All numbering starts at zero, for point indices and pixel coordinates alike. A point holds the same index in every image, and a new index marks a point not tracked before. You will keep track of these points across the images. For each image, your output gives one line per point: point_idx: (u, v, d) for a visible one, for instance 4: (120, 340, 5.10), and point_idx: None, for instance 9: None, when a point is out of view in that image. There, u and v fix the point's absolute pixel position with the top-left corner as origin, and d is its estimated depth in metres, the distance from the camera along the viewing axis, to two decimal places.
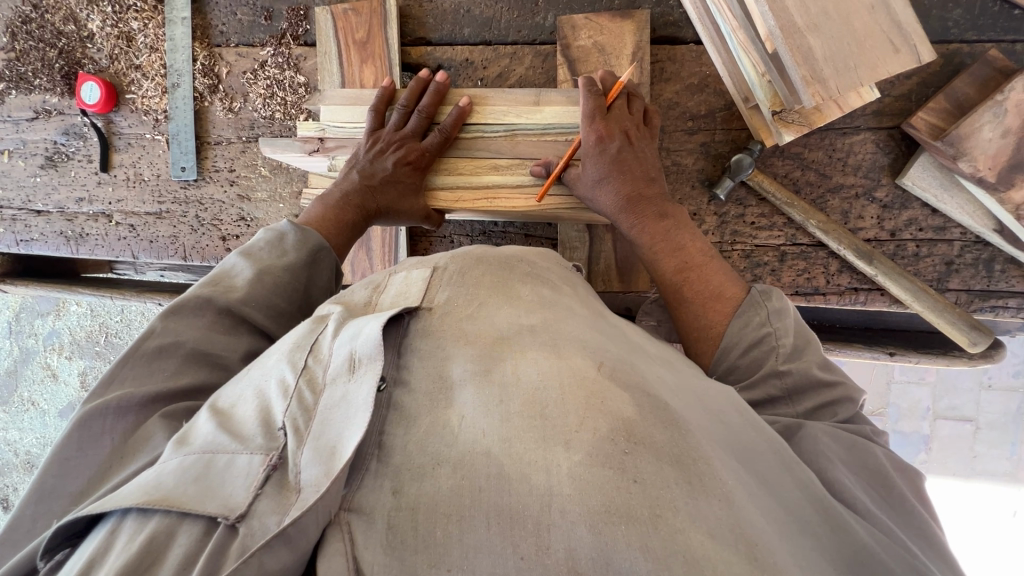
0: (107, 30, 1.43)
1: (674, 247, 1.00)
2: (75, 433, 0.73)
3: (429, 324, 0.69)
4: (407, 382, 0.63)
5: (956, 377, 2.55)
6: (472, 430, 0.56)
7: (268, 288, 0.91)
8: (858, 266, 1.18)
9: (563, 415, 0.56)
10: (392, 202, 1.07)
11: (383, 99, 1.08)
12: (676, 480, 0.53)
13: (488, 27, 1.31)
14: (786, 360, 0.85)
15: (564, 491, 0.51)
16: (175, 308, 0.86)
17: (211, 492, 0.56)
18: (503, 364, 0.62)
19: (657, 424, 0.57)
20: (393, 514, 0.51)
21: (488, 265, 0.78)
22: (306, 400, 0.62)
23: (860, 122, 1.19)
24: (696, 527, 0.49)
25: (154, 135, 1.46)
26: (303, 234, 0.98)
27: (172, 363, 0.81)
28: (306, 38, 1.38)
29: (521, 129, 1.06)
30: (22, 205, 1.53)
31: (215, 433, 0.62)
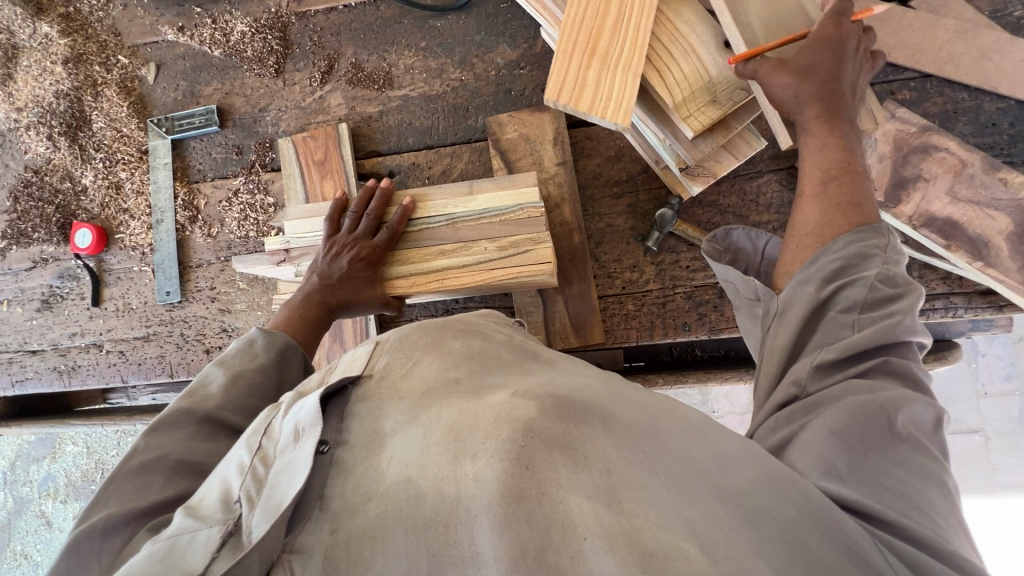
0: (98, 182, 1.62)
1: (834, 149, 1.00)
2: (64, 559, 0.74)
3: (368, 390, 0.78)
4: (347, 441, 0.70)
5: (951, 389, 2.55)
6: (397, 465, 0.63)
7: (242, 389, 0.95)
8: None
9: (474, 432, 0.63)
10: (351, 295, 1.17)
11: (337, 208, 1.23)
12: (563, 462, 0.60)
13: (429, 134, 1.51)
14: (884, 283, 0.86)
15: (469, 492, 0.58)
16: (157, 425, 0.88)
17: (175, 566, 0.59)
18: (428, 406, 0.71)
19: (554, 418, 0.64)
20: (329, 548, 0.58)
21: (426, 330, 0.88)
22: (259, 471, 0.68)
23: (761, 166, 1.34)
24: (575, 496, 0.58)
25: (141, 267, 1.60)
26: (271, 337, 1.05)
27: (159, 477, 0.81)
28: (273, 165, 1.57)
29: (459, 216, 1.19)
30: (18, 347, 1.63)
31: (180, 522, 0.66)
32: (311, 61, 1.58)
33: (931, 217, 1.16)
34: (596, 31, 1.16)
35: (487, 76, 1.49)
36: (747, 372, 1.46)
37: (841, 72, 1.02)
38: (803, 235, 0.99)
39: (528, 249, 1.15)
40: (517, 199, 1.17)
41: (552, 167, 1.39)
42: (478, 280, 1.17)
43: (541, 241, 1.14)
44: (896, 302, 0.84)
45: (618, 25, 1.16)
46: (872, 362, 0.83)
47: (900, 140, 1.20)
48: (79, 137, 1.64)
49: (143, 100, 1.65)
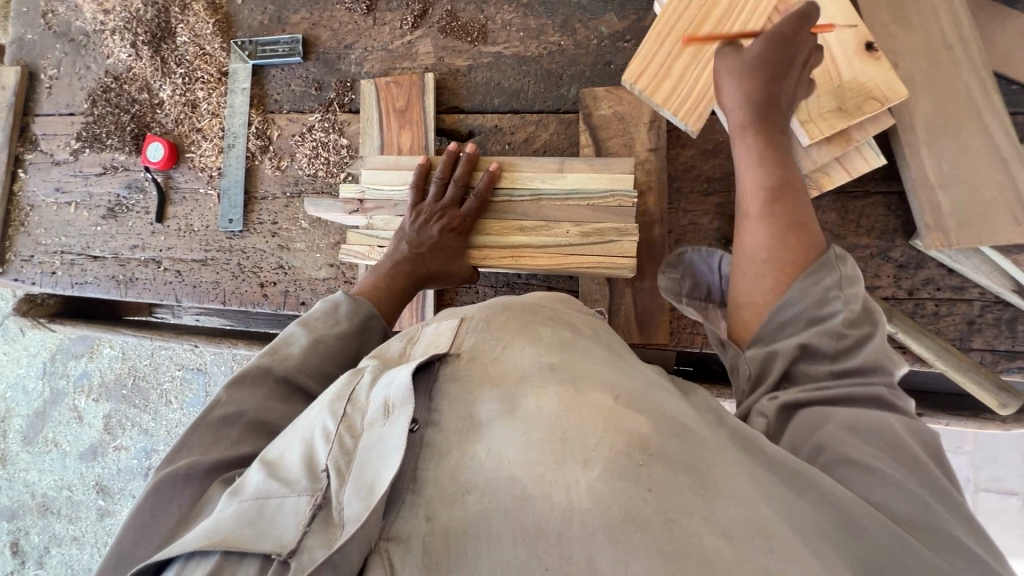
0: (175, 98, 1.61)
1: (776, 164, 0.98)
2: (149, 499, 0.71)
3: (456, 369, 0.72)
4: (438, 422, 0.66)
5: (996, 445, 2.43)
6: (497, 459, 0.60)
7: (322, 356, 0.89)
8: (876, 323, 1.19)
9: (583, 434, 0.60)
10: (441, 266, 1.11)
11: (421, 174, 1.16)
12: (687, 486, 0.58)
13: (516, 98, 1.44)
14: (848, 325, 0.81)
15: (585, 504, 0.54)
16: (238, 377, 0.84)
17: (264, 532, 0.59)
18: (526, 395, 0.66)
19: (670, 438, 0.62)
20: (427, 539, 0.55)
21: (514, 311, 0.82)
22: (346, 443, 0.66)
23: (871, 186, 1.23)
24: (709, 530, 0.54)
25: (207, 190, 1.59)
26: (355, 303, 0.98)
27: (235, 431, 0.78)
28: (351, 106, 1.53)
29: (544, 194, 1.13)
30: (81, 250, 1.66)
31: (265, 482, 0.65)
32: (404, 2, 1.51)
33: None
34: (703, 16, 1.07)
35: (588, 45, 1.40)
36: None
37: (778, 94, 0.97)
38: (758, 265, 0.95)
39: (612, 240, 1.09)
40: (610, 183, 1.10)
41: (643, 152, 1.31)
42: (562, 265, 1.11)
43: (627, 234, 1.08)
44: (863, 342, 0.81)
45: (726, 14, 1.07)
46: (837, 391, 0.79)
47: None
48: (162, 49, 1.61)
49: (229, 19, 1.61)
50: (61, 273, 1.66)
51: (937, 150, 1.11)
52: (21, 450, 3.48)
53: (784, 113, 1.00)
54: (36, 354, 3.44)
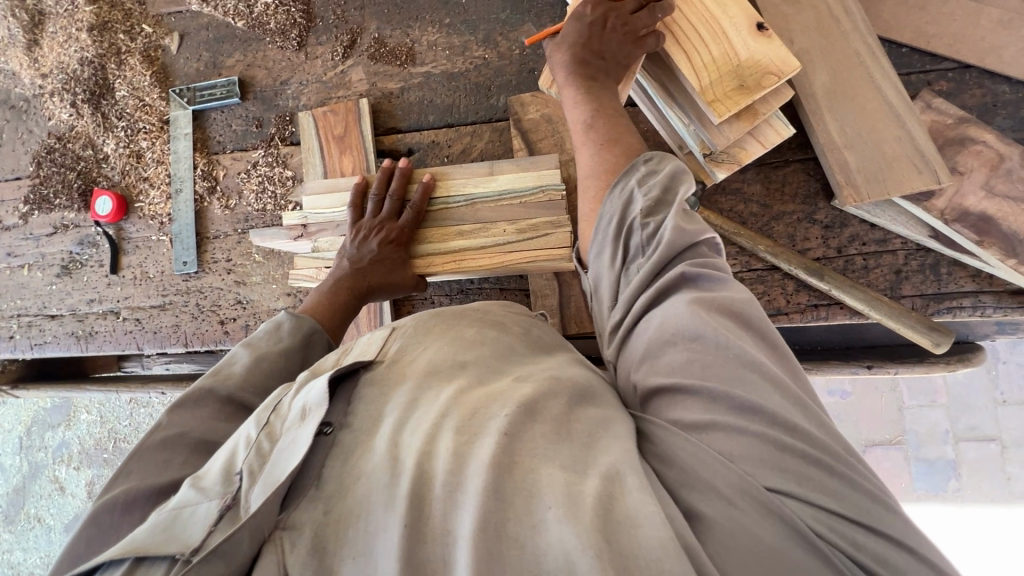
0: (119, 150, 1.63)
1: (596, 103, 1.05)
2: (85, 532, 0.72)
3: (376, 374, 0.78)
4: (350, 424, 0.72)
5: (967, 395, 2.50)
6: (391, 446, 0.66)
7: (265, 372, 0.92)
8: (812, 284, 1.24)
9: (466, 409, 0.67)
10: (382, 278, 1.14)
11: (359, 192, 1.20)
12: (549, 437, 0.64)
13: (450, 113, 1.49)
14: (649, 215, 0.82)
15: (450, 463, 0.61)
16: (181, 401, 0.86)
17: (175, 537, 0.62)
18: (432, 385, 0.73)
19: (550, 399, 0.68)
20: (320, 527, 0.60)
21: (444, 316, 0.87)
22: (263, 447, 0.70)
23: (789, 155, 1.30)
24: (550, 466, 0.61)
25: (159, 236, 1.60)
26: (298, 321, 1.00)
27: (179, 455, 0.80)
28: (292, 138, 1.57)
29: (479, 197, 1.17)
30: (38, 311, 1.65)
31: (184, 490, 0.68)
32: (333, 35, 1.57)
33: (964, 212, 1.12)
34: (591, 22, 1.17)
35: (511, 55, 1.47)
36: None
37: (594, 50, 1.07)
38: (584, 182, 0.99)
39: (547, 233, 1.13)
40: (538, 181, 1.15)
41: (573, 149, 1.37)
42: (499, 262, 1.15)
43: (560, 226, 1.13)
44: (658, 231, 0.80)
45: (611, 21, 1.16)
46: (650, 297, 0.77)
47: (936, 131, 1.17)
48: (102, 105, 1.64)
49: (166, 69, 1.65)
50: (19, 336, 1.65)
51: (839, 114, 1.18)
52: (2, 531, 3.37)
53: (597, 66, 1.08)
54: (11, 429, 3.35)
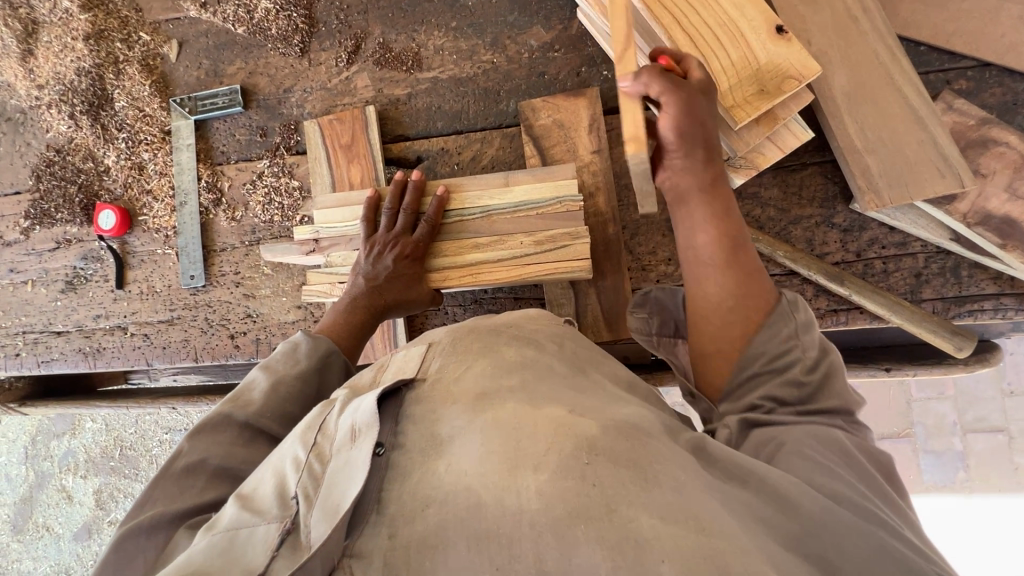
0: (121, 163, 1.60)
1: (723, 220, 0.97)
2: (111, 556, 0.70)
3: (421, 392, 0.76)
4: (403, 445, 0.68)
5: (975, 386, 2.50)
6: (454, 471, 0.62)
7: (282, 398, 0.89)
8: (831, 288, 1.23)
9: (535, 443, 0.62)
10: (399, 294, 1.12)
11: (371, 207, 1.18)
12: (631, 478, 0.60)
13: (459, 119, 1.47)
14: (809, 371, 0.83)
15: (533, 507, 0.57)
16: (198, 427, 0.84)
17: (234, 562, 0.60)
18: (486, 408, 0.69)
19: (619, 436, 0.64)
20: (388, 554, 0.56)
21: (478, 334, 0.86)
22: (315, 469, 0.68)
23: (806, 158, 1.28)
24: (647, 514, 0.57)
25: (165, 250, 1.58)
26: (315, 342, 0.98)
27: (201, 479, 0.78)
28: (298, 148, 1.54)
29: (494, 209, 1.15)
30: (43, 328, 1.63)
31: (238, 513, 0.67)
32: (337, 41, 1.53)
33: (987, 215, 1.11)
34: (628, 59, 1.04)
35: (520, 59, 1.44)
36: None
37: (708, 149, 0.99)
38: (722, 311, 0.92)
39: (566, 244, 1.11)
40: (556, 190, 1.13)
41: (586, 155, 1.35)
42: (517, 275, 1.13)
43: (579, 237, 1.11)
44: (827, 383, 0.82)
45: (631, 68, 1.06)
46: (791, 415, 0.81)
47: (958, 133, 1.15)
48: (102, 116, 1.61)
49: (166, 78, 1.62)
50: (25, 354, 1.63)
51: (859, 117, 1.16)
52: (11, 541, 3.36)
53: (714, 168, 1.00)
54: (15, 440, 3.34)
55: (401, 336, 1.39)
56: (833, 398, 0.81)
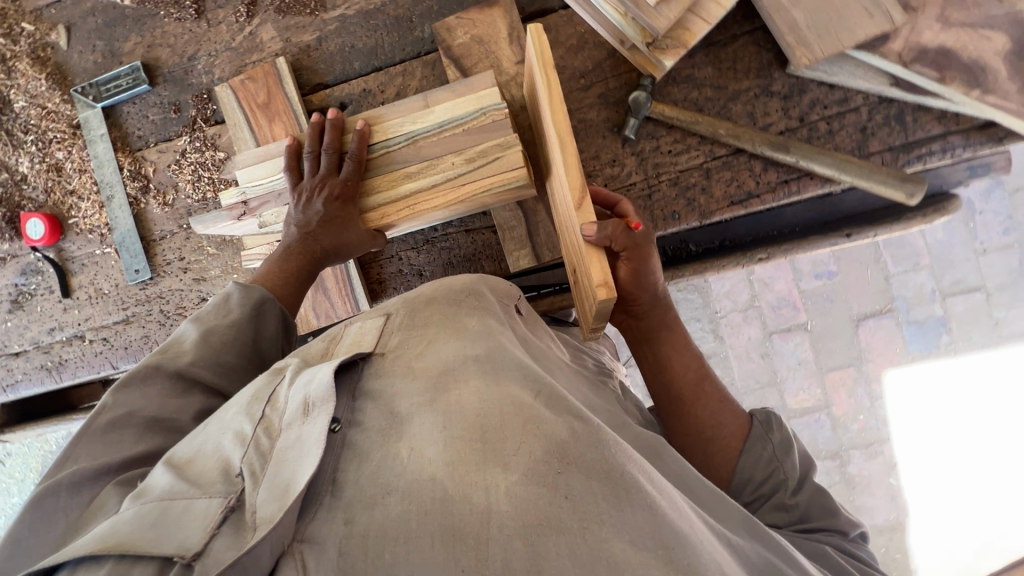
0: (37, 167, 1.52)
1: (694, 368, 1.18)
2: (28, 514, 0.73)
3: (381, 366, 0.86)
4: (360, 421, 0.76)
5: (948, 251, 2.53)
6: (420, 459, 0.68)
7: (214, 347, 0.95)
8: (778, 159, 1.20)
9: (503, 440, 0.70)
10: (335, 239, 1.11)
11: (293, 153, 1.13)
12: (601, 492, 0.68)
13: (375, 55, 1.39)
14: (792, 494, 1.05)
15: (502, 508, 0.64)
16: (125, 381, 0.88)
17: (168, 533, 0.65)
18: (449, 394, 0.76)
19: (588, 445, 0.72)
20: (344, 542, 0.62)
21: (438, 307, 0.94)
22: (263, 445, 0.74)
23: (735, 30, 1.23)
24: (618, 537, 0.65)
25: (104, 249, 1.51)
26: (246, 291, 1.02)
27: (131, 432, 0.83)
28: (216, 117, 1.45)
29: (420, 134, 1.10)
30: (0, 351, 1.58)
31: (175, 484, 0.72)
32: None
33: (921, 49, 1.07)
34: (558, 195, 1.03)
35: None
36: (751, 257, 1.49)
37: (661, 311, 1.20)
38: (707, 438, 1.11)
39: (498, 156, 1.07)
40: (478, 103, 1.08)
41: (512, 68, 1.28)
42: (450, 199, 1.10)
43: (511, 146, 1.06)
44: (811, 505, 1.04)
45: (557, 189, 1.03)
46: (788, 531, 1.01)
47: None
48: (5, 122, 1.51)
49: (61, 69, 1.51)
50: None
51: None
52: None
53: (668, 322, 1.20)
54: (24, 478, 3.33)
55: (359, 289, 1.36)
56: (821, 518, 1.03)
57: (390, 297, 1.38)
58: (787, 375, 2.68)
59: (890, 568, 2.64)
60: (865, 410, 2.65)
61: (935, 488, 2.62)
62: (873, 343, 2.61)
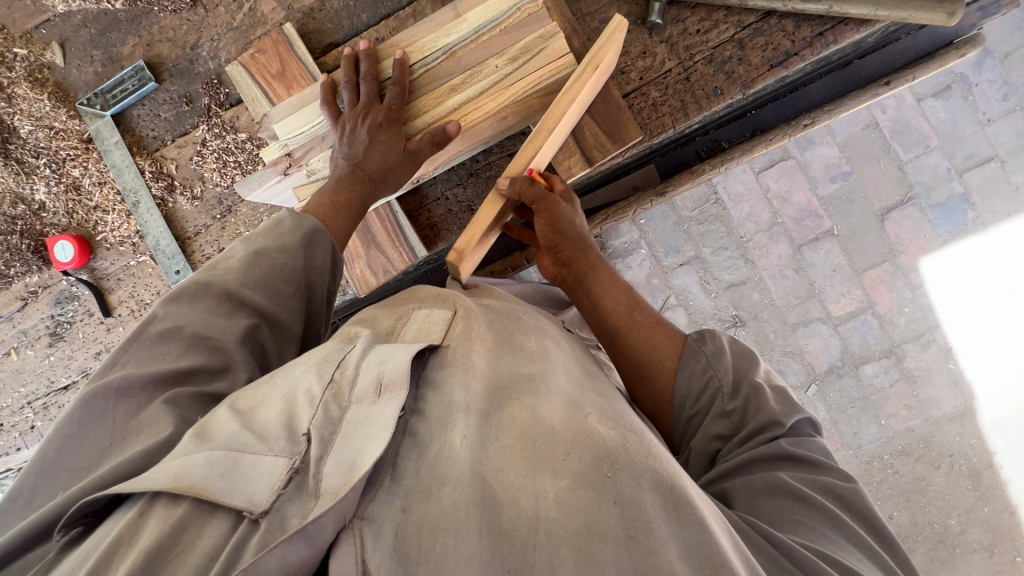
0: (54, 190, 1.47)
1: (614, 296, 1.13)
2: (79, 411, 0.79)
3: (445, 358, 0.86)
4: (421, 410, 0.78)
5: (954, 128, 2.56)
6: (471, 456, 0.71)
7: (262, 268, 0.95)
8: (809, 11, 1.20)
9: (554, 446, 0.73)
10: (383, 167, 1.07)
11: (328, 89, 1.11)
12: (650, 501, 0.69)
13: (382, 2, 1.37)
14: (730, 398, 0.98)
15: (551, 512, 0.66)
16: (177, 295, 0.91)
17: (235, 488, 0.64)
18: (503, 406, 0.80)
19: (637, 453, 0.75)
20: (401, 527, 0.64)
21: (494, 321, 1.00)
22: (332, 411, 0.72)
23: None
24: (665, 544, 0.66)
25: (139, 258, 1.47)
26: (298, 217, 1.01)
27: (174, 345, 0.86)
28: (230, 100, 1.43)
29: (456, 45, 1.08)
30: (48, 389, 1.51)
31: (236, 436, 0.69)
32: None
33: None
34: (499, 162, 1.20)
35: None
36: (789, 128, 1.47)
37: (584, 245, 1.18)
38: (643, 362, 1.07)
39: (541, 48, 1.05)
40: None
41: None
42: (498, 103, 1.06)
43: (552, 35, 1.05)
44: (747, 404, 0.96)
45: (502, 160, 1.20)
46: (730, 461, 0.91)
47: None
48: (12, 151, 1.46)
49: (62, 86, 1.48)
50: (40, 422, 1.52)
51: None
52: None
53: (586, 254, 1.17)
54: None
55: (412, 237, 1.32)
56: (759, 414, 0.94)
57: (446, 239, 1.34)
58: (824, 284, 2.65)
59: (970, 455, 2.58)
60: (909, 302, 2.62)
61: (994, 363, 2.60)
62: (901, 234, 2.60)
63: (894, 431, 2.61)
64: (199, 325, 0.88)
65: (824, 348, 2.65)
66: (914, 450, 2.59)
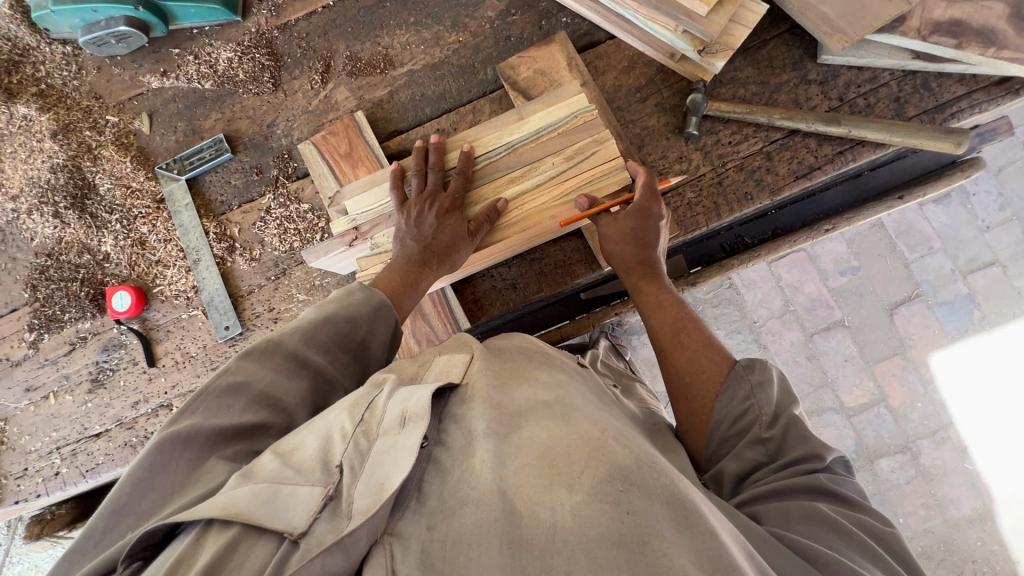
0: (121, 243, 1.56)
1: (674, 313, 1.17)
2: (151, 457, 0.81)
3: (465, 394, 0.87)
4: (445, 441, 0.80)
5: (955, 231, 2.71)
6: (492, 474, 0.72)
7: (329, 333, 1.00)
8: (831, 133, 1.34)
9: (570, 462, 0.73)
10: (447, 245, 1.16)
11: (397, 176, 1.22)
12: (662, 513, 0.69)
13: (445, 99, 1.53)
14: (768, 428, 0.97)
15: (567, 523, 0.66)
16: (250, 351, 0.94)
17: (276, 513, 0.68)
18: (520, 427, 0.79)
19: (650, 469, 0.74)
20: (425, 542, 0.67)
21: (510, 356, 1.00)
22: (361, 444, 0.76)
23: (765, 37, 1.41)
24: (678, 551, 0.65)
25: (190, 312, 1.54)
26: (370, 292, 1.08)
27: (241, 400, 0.88)
28: (297, 173, 1.56)
29: (518, 142, 1.21)
30: (79, 436, 1.53)
31: (280, 469, 0.74)
32: (306, 66, 1.59)
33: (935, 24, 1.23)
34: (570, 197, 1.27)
35: (483, 31, 1.53)
36: (809, 232, 1.59)
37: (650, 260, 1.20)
38: (688, 389, 1.09)
39: (594, 151, 1.18)
40: (568, 108, 1.19)
41: None
42: (557, 194, 1.19)
43: (605, 140, 1.18)
44: (786, 435, 0.95)
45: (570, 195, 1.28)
46: (769, 487, 0.89)
47: None
48: (88, 206, 1.57)
49: (144, 150, 1.62)
50: (65, 470, 1.52)
51: None
52: None
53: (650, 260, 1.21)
54: None
55: (458, 310, 1.41)
56: (800, 447, 0.93)
57: (489, 314, 1.42)
58: (837, 374, 2.69)
59: (992, 562, 2.49)
60: (921, 397, 2.65)
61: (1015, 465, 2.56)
62: (911, 329, 2.68)
63: (912, 530, 2.54)
64: (266, 382, 0.91)
65: (838, 439, 2.65)
66: (934, 553, 2.51)
